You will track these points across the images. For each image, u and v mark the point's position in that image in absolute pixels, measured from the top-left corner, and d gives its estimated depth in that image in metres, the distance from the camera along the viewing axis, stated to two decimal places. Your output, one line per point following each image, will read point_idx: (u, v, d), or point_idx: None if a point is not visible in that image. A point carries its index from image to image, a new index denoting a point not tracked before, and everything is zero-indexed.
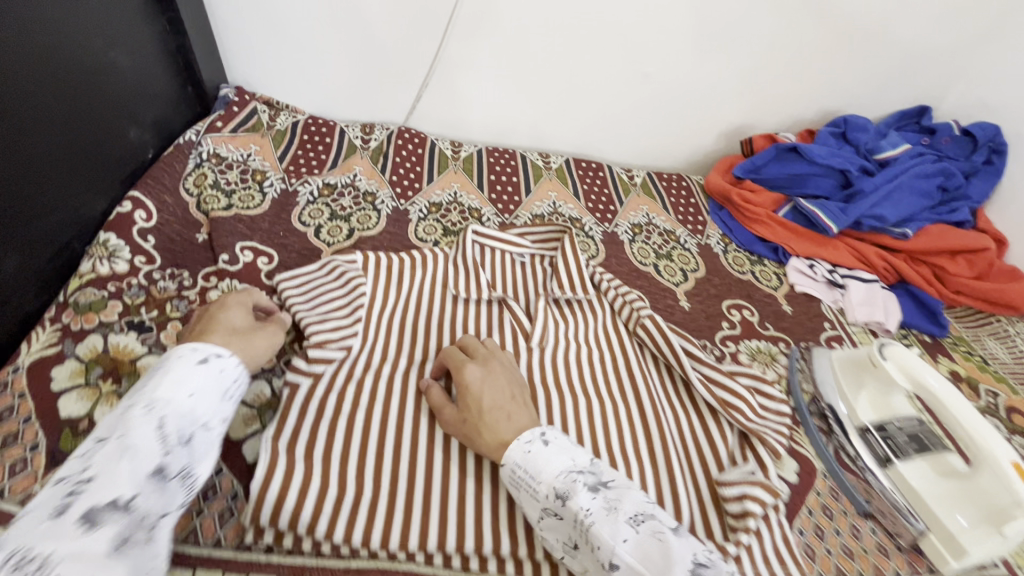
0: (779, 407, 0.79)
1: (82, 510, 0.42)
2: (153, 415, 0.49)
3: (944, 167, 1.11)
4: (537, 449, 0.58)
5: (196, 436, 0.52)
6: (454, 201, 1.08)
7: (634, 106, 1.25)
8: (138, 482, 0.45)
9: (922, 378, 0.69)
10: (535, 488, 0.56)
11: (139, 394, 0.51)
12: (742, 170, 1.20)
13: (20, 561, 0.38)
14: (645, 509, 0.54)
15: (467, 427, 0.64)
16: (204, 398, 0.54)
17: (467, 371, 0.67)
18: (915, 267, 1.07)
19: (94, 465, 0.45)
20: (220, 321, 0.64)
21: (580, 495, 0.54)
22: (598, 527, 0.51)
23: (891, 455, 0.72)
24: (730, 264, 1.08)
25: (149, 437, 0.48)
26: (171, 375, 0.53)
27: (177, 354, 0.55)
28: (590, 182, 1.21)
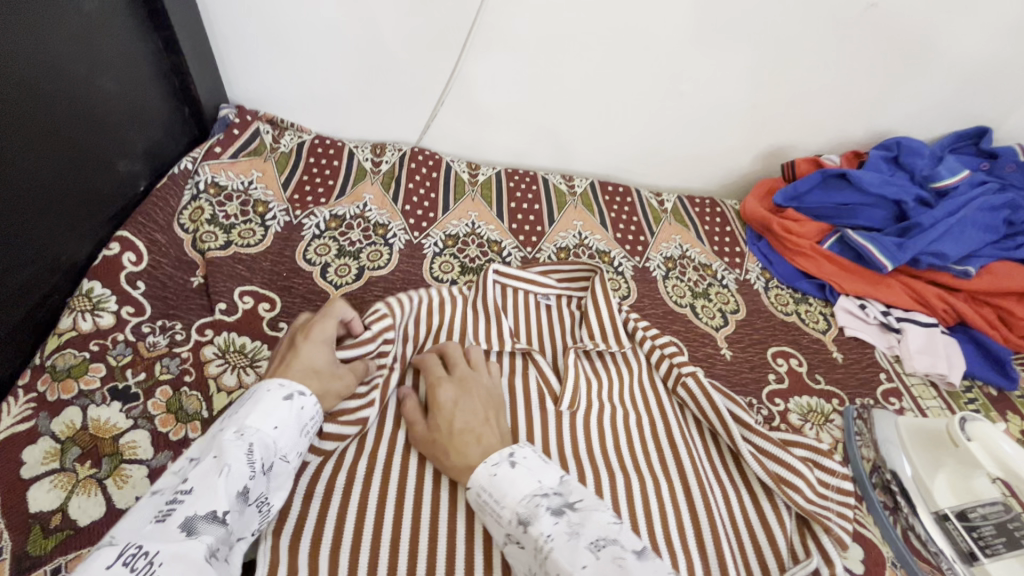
0: (842, 485, 0.69)
1: (182, 518, 0.42)
2: (245, 441, 0.49)
3: (1010, 199, 1.00)
4: (503, 472, 0.53)
5: (276, 467, 0.51)
6: (471, 232, 1.00)
7: (664, 126, 1.15)
8: (229, 501, 0.45)
9: (1006, 458, 0.59)
10: (499, 512, 0.52)
11: (229, 419, 0.51)
12: (782, 197, 1.09)
13: (131, 557, 0.38)
14: (610, 530, 0.49)
15: (437, 448, 0.61)
16: (288, 431, 0.53)
17: (441, 390, 0.65)
18: (977, 308, 0.97)
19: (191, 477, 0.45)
20: (303, 356, 0.62)
21: (542, 520, 0.49)
22: (557, 555, 0.46)
23: (976, 550, 0.62)
24: (773, 302, 0.99)
25: (242, 459, 0.48)
26: (262, 402, 0.53)
27: (265, 385, 0.55)
28: (618, 209, 1.12)
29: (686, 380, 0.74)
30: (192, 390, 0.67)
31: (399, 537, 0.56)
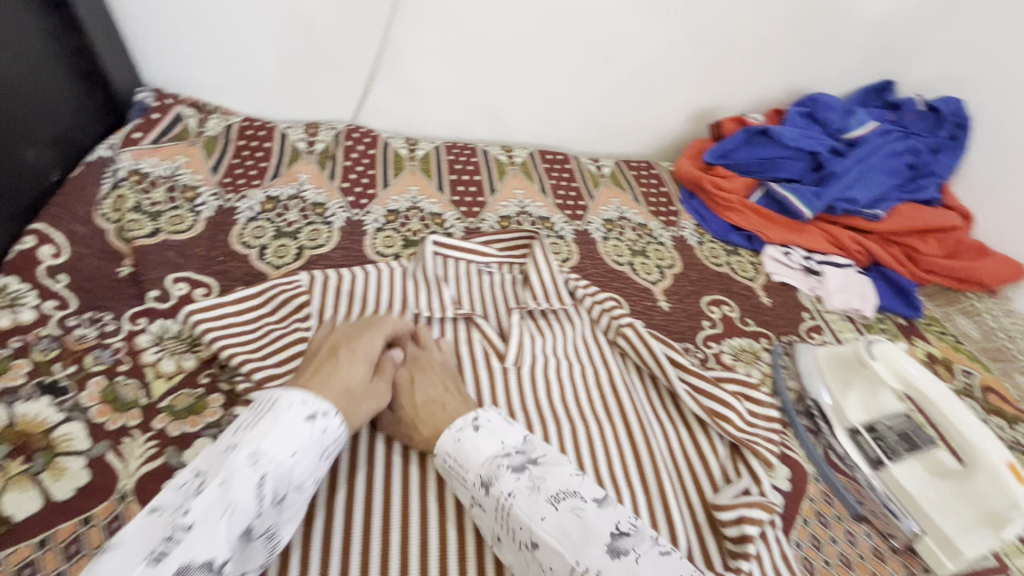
0: (769, 412, 0.75)
1: (175, 567, 0.40)
2: (257, 470, 0.46)
3: (911, 145, 1.09)
4: (466, 436, 0.56)
5: (288, 496, 0.49)
6: (413, 207, 1.00)
7: (596, 92, 1.18)
8: (230, 545, 0.43)
9: (907, 373, 0.69)
10: (464, 475, 0.55)
11: (242, 436, 0.48)
12: (712, 155, 1.15)
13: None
14: (571, 482, 0.52)
15: (404, 426, 0.62)
16: (305, 458, 0.50)
17: (398, 372, 0.66)
18: (887, 248, 1.05)
19: (194, 512, 0.42)
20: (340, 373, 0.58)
21: (503, 479, 0.52)
22: (518, 509, 0.50)
23: (883, 457, 0.70)
24: (705, 255, 1.05)
25: (250, 494, 0.45)
26: (279, 422, 0.50)
27: (288, 401, 0.51)
28: (558, 177, 1.14)
29: (625, 331, 0.78)
30: (128, 379, 0.65)
31: (354, 497, 0.59)
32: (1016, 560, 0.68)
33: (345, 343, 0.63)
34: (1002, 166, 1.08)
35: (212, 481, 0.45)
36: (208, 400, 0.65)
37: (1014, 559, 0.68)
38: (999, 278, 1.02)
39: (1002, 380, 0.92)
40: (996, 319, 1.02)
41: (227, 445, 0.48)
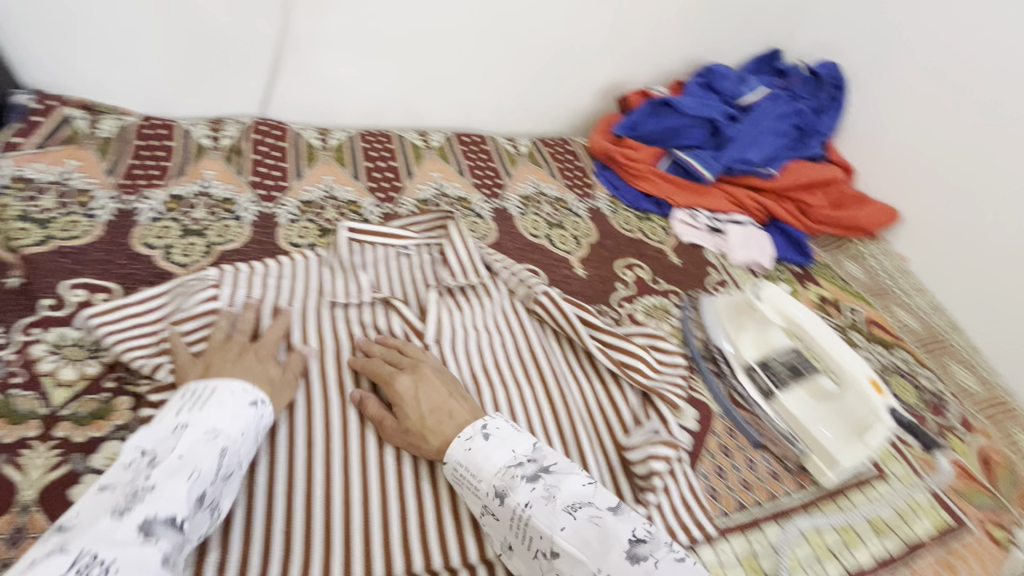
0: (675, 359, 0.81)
1: (140, 521, 0.44)
2: (216, 442, 0.51)
3: (797, 108, 1.19)
4: (477, 445, 0.58)
5: (234, 473, 0.53)
6: (328, 196, 1.00)
7: (505, 73, 1.21)
8: (190, 506, 0.47)
9: (792, 314, 0.76)
10: (476, 484, 0.57)
11: (191, 415, 0.52)
12: (621, 127, 1.20)
13: (84, 567, 0.40)
14: (585, 492, 0.55)
15: (411, 436, 0.63)
16: (250, 437, 0.55)
17: (397, 382, 0.66)
18: (782, 204, 1.14)
19: (157, 475, 0.47)
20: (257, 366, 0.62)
21: (519, 490, 0.54)
22: (537, 519, 0.52)
23: (774, 388, 0.77)
24: (619, 223, 1.10)
25: (209, 461, 0.50)
26: (227, 403, 0.55)
27: (228, 387, 0.56)
28: (475, 158, 1.16)
29: (540, 298, 0.82)
30: (25, 389, 0.63)
31: (275, 474, 0.60)
32: (892, 468, 0.77)
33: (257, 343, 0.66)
34: (873, 121, 1.19)
35: (171, 453, 0.49)
36: (115, 403, 0.64)
37: (891, 466, 0.77)
38: (877, 224, 1.13)
39: (884, 314, 1.02)
40: (878, 261, 1.12)
41: (177, 422, 0.52)
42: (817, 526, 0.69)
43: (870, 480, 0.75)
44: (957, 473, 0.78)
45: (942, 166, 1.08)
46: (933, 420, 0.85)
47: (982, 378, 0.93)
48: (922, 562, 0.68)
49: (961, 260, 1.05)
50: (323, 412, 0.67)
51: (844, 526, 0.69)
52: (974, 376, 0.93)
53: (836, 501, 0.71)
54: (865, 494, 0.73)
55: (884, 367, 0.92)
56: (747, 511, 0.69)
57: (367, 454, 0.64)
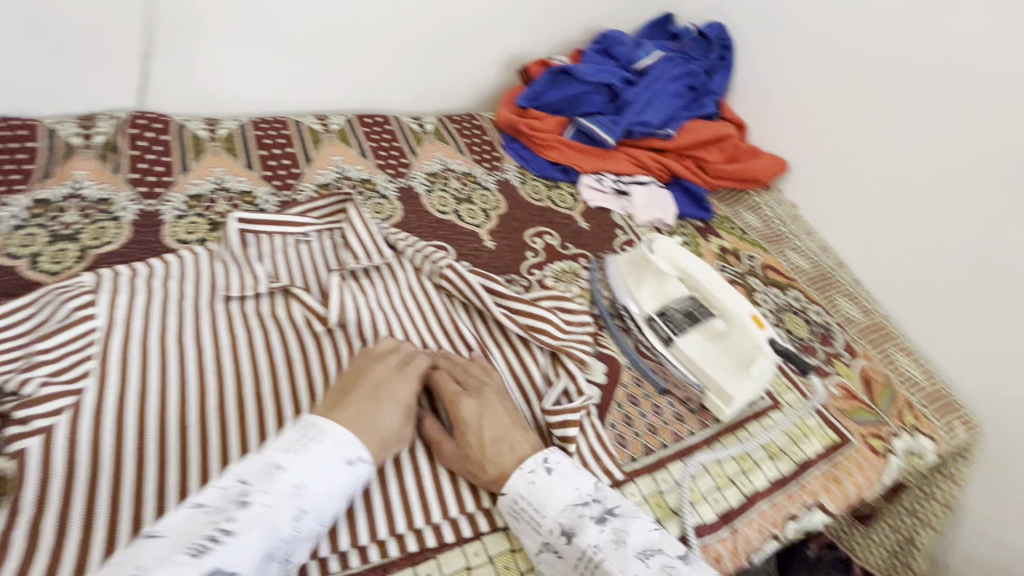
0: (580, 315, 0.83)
1: (210, 570, 0.44)
2: (299, 501, 0.51)
3: (689, 69, 1.24)
4: (541, 479, 0.61)
5: (312, 531, 0.52)
6: (218, 189, 0.95)
7: (400, 49, 1.18)
8: (258, 565, 0.47)
9: (685, 267, 0.83)
10: (539, 520, 0.59)
11: (291, 460, 0.52)
12: (524, 100, 1.21)
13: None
14: (652, 539, 0.57)
15: (469, 463, 0.63)
16: (335, 500, 0.54)
17: (462, 406, 0.65)
18: (682, 162, 1.19)
19: (239, 525, 0.47)
20: (378, 418, 0.60)
21: (587, 531, 0.57)
22: (608, 562, 0.55)
23: (672, 334, 0.79)
24: (528, 193, 1.11)
25: (286, 520, 0.49)
26: (326, 460, 0.54)
27: (336, 438, 0.56)
28: (378, 138, 1.13)
29: (445, 272, 0.82)
30: None
31: (167, 480, 0.58)
32: (784, 396, 0.82)
33: (378, 372, 0.64)
34: (759, 78, 1.26)
35: (259, 500, 0.49)
36: None
37: (784, 396, 0.82)
38: (770, 174, 1.20)
39: (778, 258, 1.09)
40: (772, 210, 1.20)
41: (276, 465, 0.52)
42: (719, 458, 0.73)
43: (765, 411, 0.79)
44: (841, 394, 0.85)
45: (820, 115, 1.15)
46: (822, 350, 0.92)
47: (864, 308, 1.02)
48: (810, 479, 0.74)
49: (840, 201, 1.13)
50: (218, 410, 0.64)
51: (742, 455, 0.74)
52: (857, 306, 1.02)
53: (736, 435, 0.76)
54: (762, 424, 0.77)
55: (779, 307, 0.98)
56: (653, 454, 0.72)
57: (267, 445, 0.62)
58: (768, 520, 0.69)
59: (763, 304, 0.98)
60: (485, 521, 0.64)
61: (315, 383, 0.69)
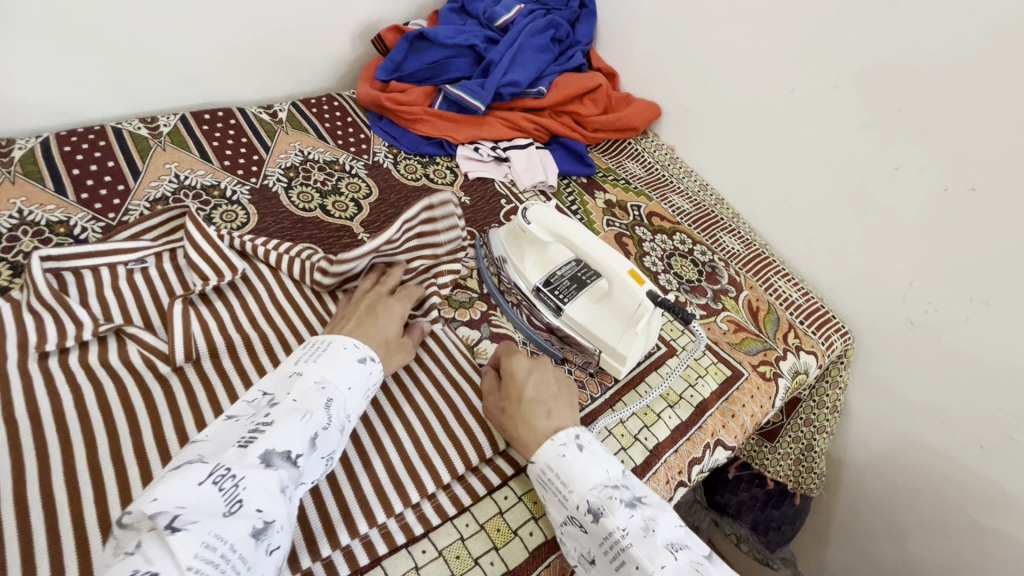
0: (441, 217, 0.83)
1: (262, 452, 0.51)
2: (324, 393, 0.58)
3: (551, 20, 1.18)
4: (572, 454, 0.61)
5: (346, 423, 0.59)
6: (21, 222, 0.79)
7: (229, 31, 1.03)
8: (305, 443, 0.54)
9: (562, 232, 0.75)
10: (567, 493, 0.59)
11: (307, 367, 0.60)
12: (384, 73, 1.12)
13: (221, 477, 0.48)
14: (681, 536, 0.58)
15: (505, 414, 0.66)
16: (357, 394, 0.61)
17: (515, 360, 0.70)
18: (558, 120, 1.16)
19: (275, 415, 0.54)
20: (377, 325, 0.69)
21: (615, 514, 0.57)
22: (636, 548, 0.55)
23: (560, 303, 0.76)
24: (402, 173, 1.04)
25: (320, 405, 0.56)
26: (338, 359, 0.62)
27: (342, 344, 0.64)
28: (221, 136, 1.00)
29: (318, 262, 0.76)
30: None
31: None
32: (678, 340, 0.83)
33: (385, 301, 0.73)
34: (622, 24, 1.24)
35: (287, 396, 0.56)
36: None
37: (677, 340, 0.83)
38: (645, 120, 1.19)
39: (662, 203, 1.10)
40: (652, 155, 1.20)
41: (297, 372, 0.59)
42: (621, 419, 0.72)
43: (661, 359, 0.80)
44: (730, 329, 0.88)
45: (683, 55, 1.15)
46: (710, 289, 0.94)
47: (745, 240, 1.05)
48: (708, 419, 0.75)
49: (714, 139, 1.15)
50: (41, 495, 0.55)
51: (643, 409, 0.74)
52: (738, 239, 1.05)
53: (636, 390, 0.76)
54: (660, 374, 0.78)
55: (667, 252, 1.00)
56: None
57: (110, 518, 0.55)
58: (673, 468, 0.70)
59: (652, 252, 0.99)
60: (384, 543, 0.59)
61: (166, 435, 0.61)
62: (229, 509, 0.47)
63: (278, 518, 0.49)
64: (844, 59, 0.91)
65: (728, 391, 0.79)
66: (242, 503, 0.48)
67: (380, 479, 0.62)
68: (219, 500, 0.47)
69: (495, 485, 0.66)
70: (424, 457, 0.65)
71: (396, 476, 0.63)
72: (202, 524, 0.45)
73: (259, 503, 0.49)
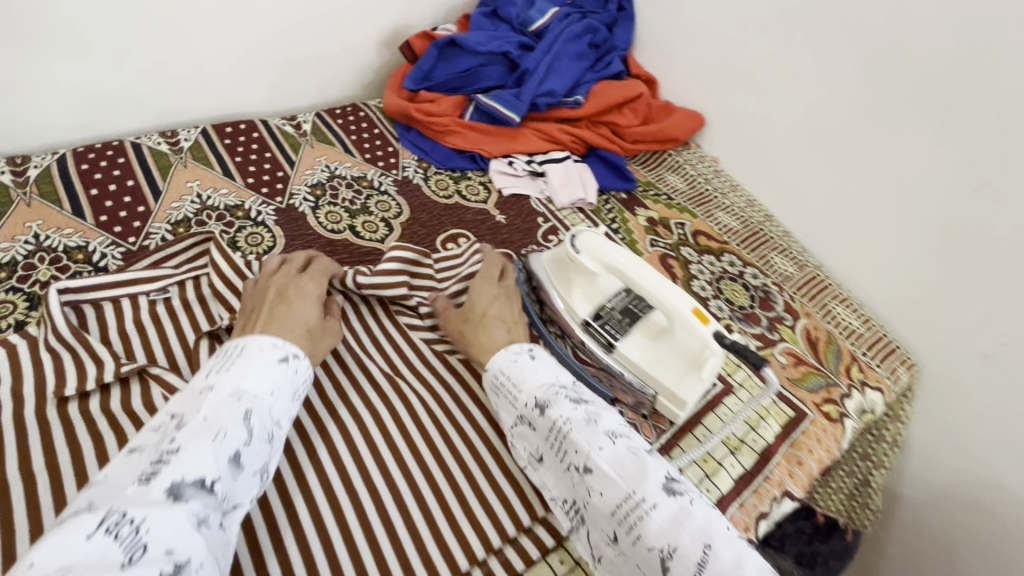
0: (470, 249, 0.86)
1: (168, 486, 0.45)
2: (240, 405, 0.54)
3: (588, 25, 1.12)
4: (524, 360, 0.66)
5: (274, 432, 0.56)
6: (38, 247, 0.75)
7: (253, 40, 0.99)
8: (220, 466, 0.49)
9: (614, 263, 0.68)
10: (517, 395, 0.64)
11: (219, 379, 0.55)
12: (412, 82, 1.06)
13: (115, 526, 0.41)
14: (623, 429, 0.60)
15: (465, 325, 0.72)
16: (283, 398, 0.58)
17: (487, 285, 0.75)
18: (595, 130, 1.09)
19: (181, 439, 0.49)
20: (296, 312, 0.65)
21: (559, 405, 0.60)
22: (576, 433, 0.58)
23: (612, 339, 0.70)
24: (434, 190, 0.98)
25: (235, 420, 0.52)
26: (254, 363, 0.58)
27: (258, 345, 0.59)
28: (244, 150, 0.95)
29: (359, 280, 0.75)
30: None
31: None
32: (735, 376, 0.77)
33: (294, 287, 0.69)
34: (663, 28, 1.17)
35: (196, 415, 0.51)
36: None
37: (735, 376, 0.77)
38: (687, 130, 1.13)
39: (707, 221, 1.03)
40: (694, 167, 1.14)
41: (207, 388, 0.55)
42: (680, 467, 0.67)
43: (719, 398, 0.74)
44: (790, 362, 0.82)
45: (730, 62, 1.08)
46: (764, 316, 0.88)
47: (798, 262, 0.98)
48: (773, 468, 0.69)
49: (762, 151, 1.08)
50: None
51: (703, 456, 0.68)
52: (790, 261, 0.98)
53: (694, 434, 0.70)
54: (719, 417, 0.72)
55: (716, 275, 0.93)
56: None
57: None
58: (738, 525, 0.64)
59: (700, 275, 0.93)
60: None
61: None
62: (128, 559, 0.40)
63: (194, 555, 0.43)
64: (917, 67, 0.84)
65: (791, 433, 0.73)
66: (146, 548, 0.41)
67: (425, 544, 0.57)
68: (115, 550, 0.40)
69: (550, 547, 0.60)
70: (468, 514, 0.60)
71: (443, 538, 0.58)
72: None
73: (167, 544, 0.42)
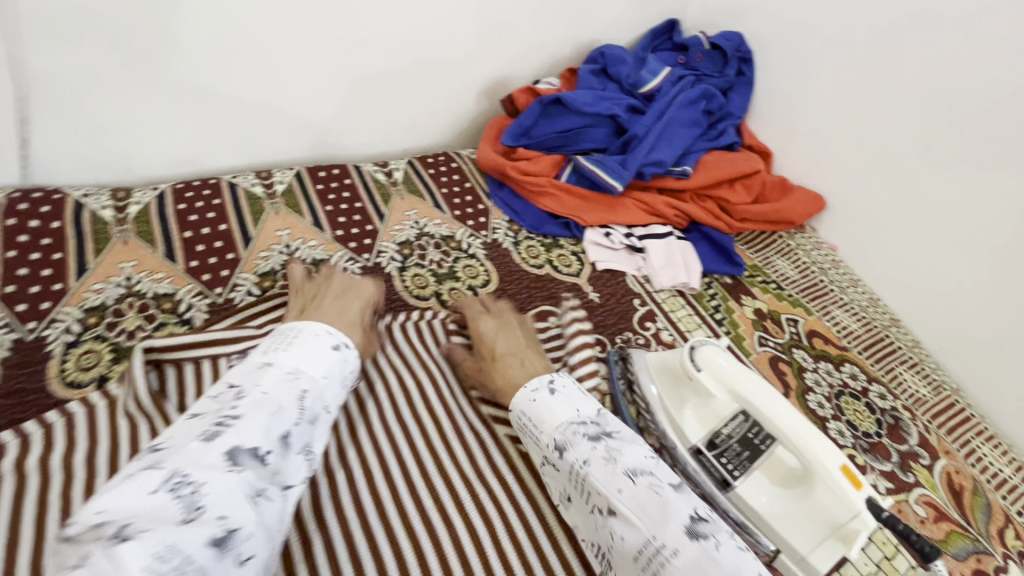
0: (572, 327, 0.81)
1: (228, 449, 0.43)
2: (296, 383, 0.52)
3: (704, 90, 1.04)
4: (542, 396, 0.60)
5: (321, 416, 0.54)
6: (128, 292, 0.73)
7: (358, 86, 0.97)
8: (272, 438, 0.47)
9: (742, 392, 0.59)
10: (538, 434, 0.58)
11: (278, 356, 0.54)
12: (512, 137, 1.00)
13: (178, 484, 0.39)
14: (646, 464, 0.52)
15: (483, 373, 0.69)
16: (334, 381, 0.56)
17: (481, 322, 0.73)
18: (701, 204, 1.01)
19: (243, 408, 0.47)
20: (343, 299, 0.68)
21: (577, 446, 0.54)
22: (594, 475, 0.51)
23: (730, 476, 0.61)
24: (524, 257, 0.92)
25: (290, 401, 0.50)
26: (311, 347, 0.56)
27: (314, 331, 0.58)
28: (335, 198, 0.92)
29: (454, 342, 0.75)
30: None
31: None
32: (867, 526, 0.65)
33: (351, 286, 0.71)
34: (783, 98, 1.08)
35: (257, 387, 0.50)
36: None
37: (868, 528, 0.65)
38: (804, 213, 1.02)
39: (823, 319, 0.92)
40: (808, 254, 1.02)
41: (262, 362, 0.53)
42: None
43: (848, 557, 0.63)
44: (929, 516, 0.69)
45: None
46: (895, 450, 0.76)
47: (934, 383, 0.85)
48: None
49: (893, 247, 0.95)
50: None
51: None
52: (924, 381, 0.85)
53: None
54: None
55: (835, 389, 0.82)
56: None
57: None
58: None
59: (817, 388, 0.81)
60: None
61: None
62: (186, 517, 0.38)
63: (244, 525, 0.40)
64: None
65: None
66: (202, 510, 0.39)
67: None
68: (173, 507, 0.38)
69: None
70: None
71: None
72: (155, 533, 0.36)
73: (223, 509, 0.40)
